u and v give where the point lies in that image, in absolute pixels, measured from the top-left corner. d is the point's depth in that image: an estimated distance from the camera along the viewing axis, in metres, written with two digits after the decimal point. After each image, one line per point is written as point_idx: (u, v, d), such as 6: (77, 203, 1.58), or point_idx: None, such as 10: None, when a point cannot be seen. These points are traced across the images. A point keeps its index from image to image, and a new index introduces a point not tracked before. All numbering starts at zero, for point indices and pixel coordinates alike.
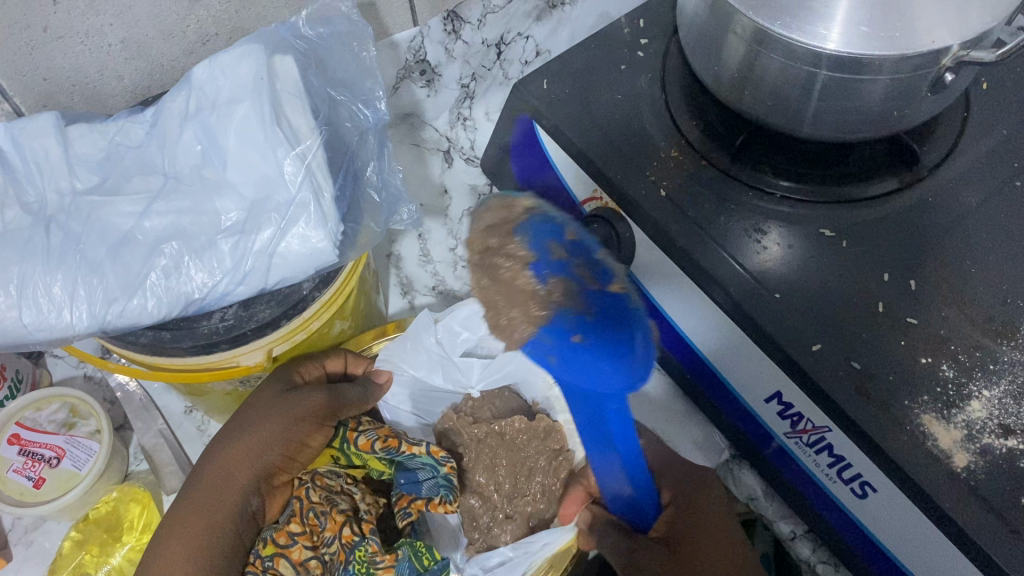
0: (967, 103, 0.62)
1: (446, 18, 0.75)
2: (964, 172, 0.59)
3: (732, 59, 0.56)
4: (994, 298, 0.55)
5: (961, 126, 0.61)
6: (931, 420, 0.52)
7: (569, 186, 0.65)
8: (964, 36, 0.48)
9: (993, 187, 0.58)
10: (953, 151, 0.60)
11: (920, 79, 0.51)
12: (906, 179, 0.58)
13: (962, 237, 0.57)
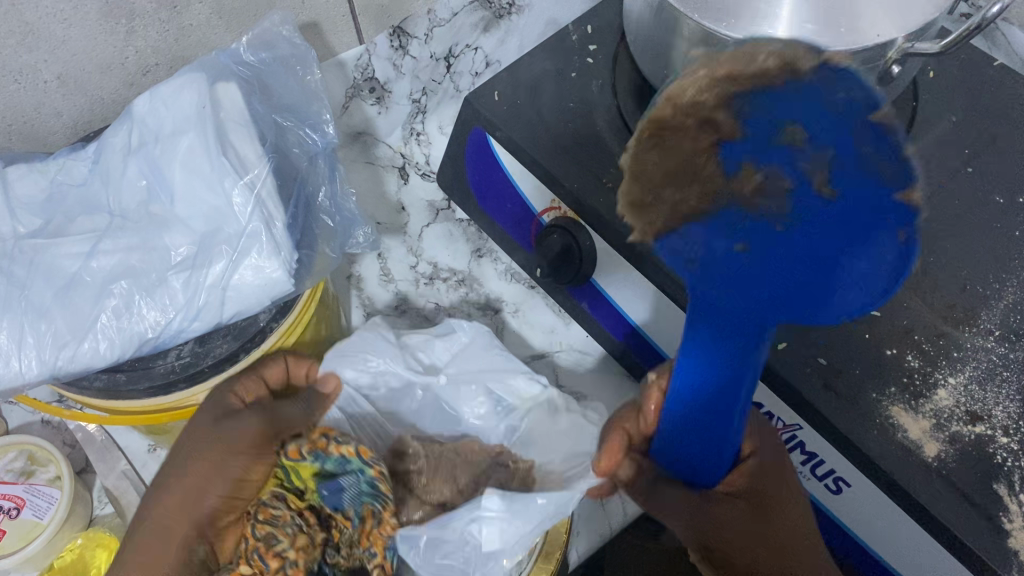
0: (915, 91, 0.62)
1: (391, 34, 0.78)
2: (919, 159, 0.59)
3: (681, 63, 0.55)
4: (954, 285, 0.55)
5: (912, 116, 0.61)
6: (900, 412, 0.52)
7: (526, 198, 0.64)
8: (908, 28, 0.47)
9: (945, 175, 0.59)
10: (907, 139, 0.60)
11: (869, 73, 0.51)
12: None
13: (920, 226, 0.57)
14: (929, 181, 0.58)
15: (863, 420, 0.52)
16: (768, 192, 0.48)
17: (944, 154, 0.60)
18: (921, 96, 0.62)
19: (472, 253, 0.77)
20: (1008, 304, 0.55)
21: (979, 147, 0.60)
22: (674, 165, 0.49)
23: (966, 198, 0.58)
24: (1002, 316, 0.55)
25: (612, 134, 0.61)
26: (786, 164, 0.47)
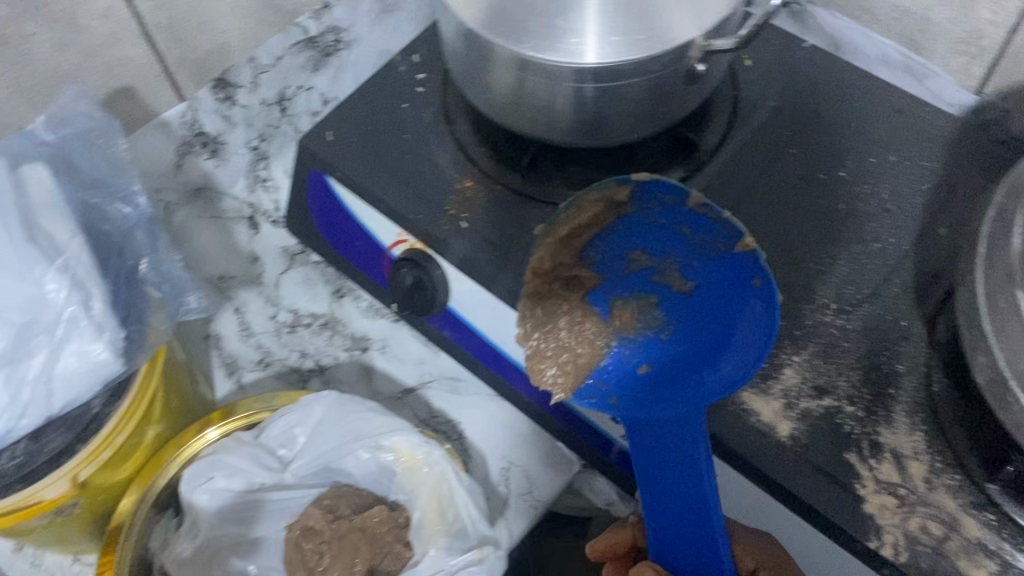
0: (734, 82, 0.65)
1: (214, 88, 0.72)
2: (741, 151, 0.61)
3: (502, 85, 0.56)
4: (789, 266, 0.57)
5: (733, 106, 0.63)
6: (752, 397, 0.54)
7: (370, 231, 0.62)
8: (701, 29, 0.52)
9: (769, 160, 0.61)
10: (730, 132, 0.62)
11: (674, 75, 0.54)
12: (691, 166, 0.60)
13: (752, 212, 0.59)
14: (756, 170, 0.61)
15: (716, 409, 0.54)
16: (658, 290, 0.56)
17: (768, 140, 0.62)
18: (740, 86, 0.64)
19: (334, 295, 0.78)
20: (842, 275, 0.57)
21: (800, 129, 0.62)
22: (563, 311, 0.55)
23: (793, 180, 0.60)
24: (837, 289, 0.57)
25: (447, 162, 0.61)
26: (670, 256, 0.56)
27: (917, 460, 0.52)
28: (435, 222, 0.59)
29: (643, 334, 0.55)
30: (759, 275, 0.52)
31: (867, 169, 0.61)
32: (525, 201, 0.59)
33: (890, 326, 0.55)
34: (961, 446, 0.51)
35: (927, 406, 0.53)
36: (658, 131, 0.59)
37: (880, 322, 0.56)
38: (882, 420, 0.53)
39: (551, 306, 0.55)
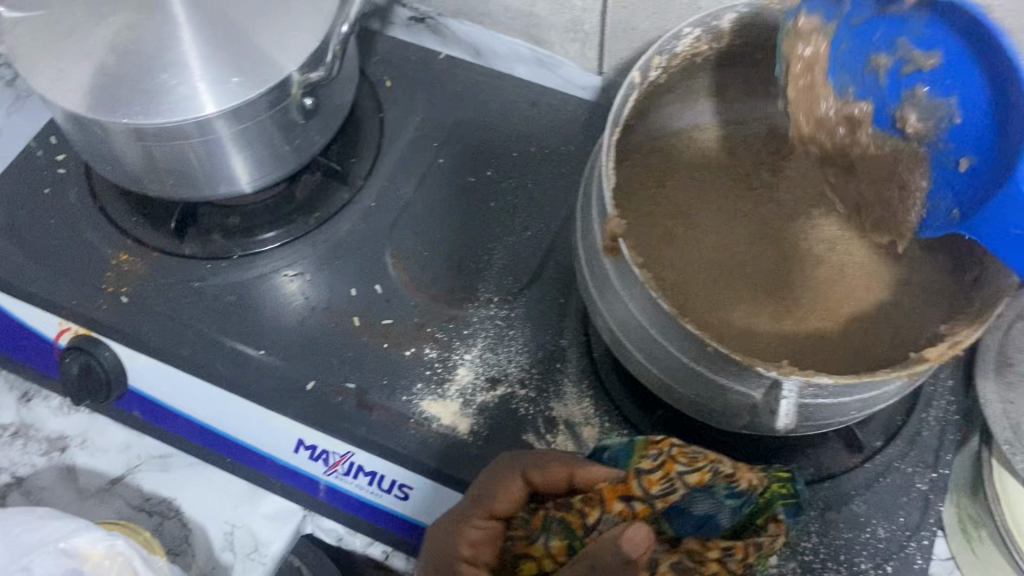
0: (380, 104, 0.68)
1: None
2: (392, 172, 0.65)
3: (130, 160, 0.56)
4: (449, 272, 0.61)
5: (380, 128, 0.67)
6: (430, 404, 0.55)
7: (31, 327, 0.61)
8: (298, 59, 0.54)
9: (420, 174, 0.65)
10: (379, 156, 0.66)
11: (286, 110, 0.56)
12: (346, 194, 0.64)
13: (409, 227, 0.63)
14: (409, 186, 0.65)
15: (396, 426, 0.54)
16: (914, 81, 0.47)
17: (416, 155, 0.66)
18: (384, 108, 0.68)
19: (19, 400, 0.68)
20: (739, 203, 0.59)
21: (445, 136, 0.67)
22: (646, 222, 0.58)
23: (445, 187, 0.65)
24: (497, 282, 0.60)
25: (101, 241, 0.62)
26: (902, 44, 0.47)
27: (588, 424, 0.55)
28: (92, 303, 0.59)
29: (941, 129, 0.47)
30: (915, 53, 0.47)
31: (512, 164, 0.66)
32: (188, 263, 0.61)
33: (549, 304, 0.60)
34: (625, 403, 0.55)
35: (592, 373, 0.57)
36: (302, 168, 0.62)
37: (540, 302, 0.60)
38: (553, 395, 0.56)
39: (228, 358, 0.57)
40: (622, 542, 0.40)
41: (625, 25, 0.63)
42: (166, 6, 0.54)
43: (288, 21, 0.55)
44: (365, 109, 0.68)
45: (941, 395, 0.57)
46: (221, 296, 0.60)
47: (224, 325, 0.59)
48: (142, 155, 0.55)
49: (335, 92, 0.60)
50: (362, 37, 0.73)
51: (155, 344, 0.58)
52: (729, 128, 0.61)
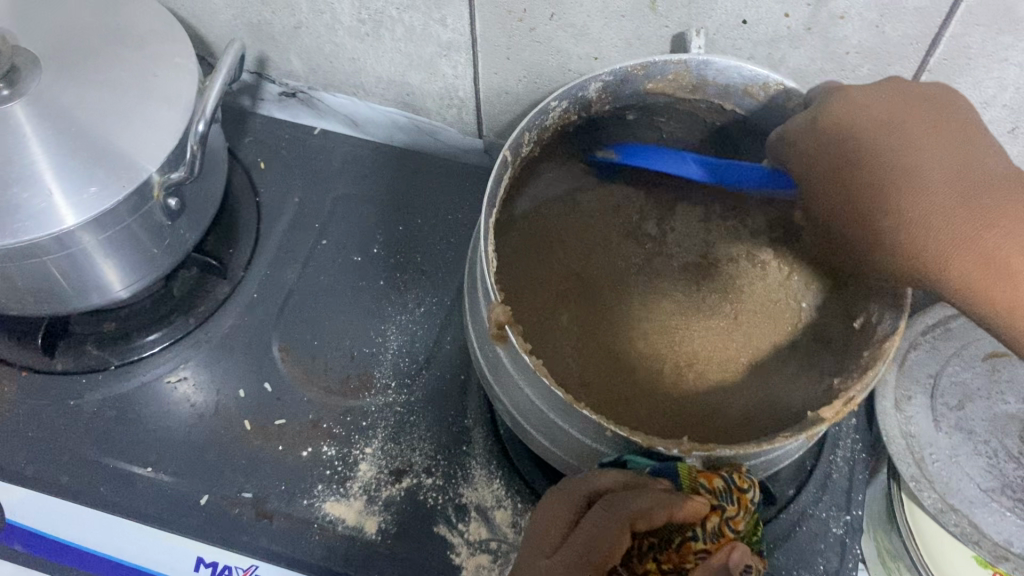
0: (255, 186, 0.66)
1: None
2: (274, 258, 0.63)
3: None
4: (343, 359, 0.58)
5: (257, 214, 0.65)
6: (333, 505, 0.53)
7: None
8: (156, 160, 0.51)
9: (304, 257, 0.63)
10: (259, 243, 0.63)
11: (151, 214, 0.53)
12: (227, 287, 0.61)
13: (297, 315, 0.60)
14: (293, 271, 0.62)
15: (299, 533, 0.52)
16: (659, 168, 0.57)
17: (298, 238, 0.64)
18: (261, 193, 0.66)
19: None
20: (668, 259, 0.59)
21: (327, 216, 0.65)
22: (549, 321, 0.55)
23: (330, 269, 0.62)
24: (393, 365, 0.58)
25: None
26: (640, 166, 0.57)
27: (499, 507, 0.53)
28: None
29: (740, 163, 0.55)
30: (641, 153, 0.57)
31: (398, 238, 0.64)
32: (61, 381, 0.57)
33: (449, 382, 0.58)
34: (535, 480, 0.54)
35: (499, 451, 0.55)
36: (176, 266, 0.59)
37: (438, 382, 0.58)
38: (461, 481, 0.54)
39: (113, 482, 0.54)
40: (731, 564, 0.39)
41: (498, 90, 0.62)
42: (6, 117, 0.51)
43: (143, 119, 0.52)
44: (240, 196, 0.65)
45: (846, 434, 0.57)
46: (101, 412, 0.56)
47: (106, 443, 0.55)
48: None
49: (200, 187, 0.57)
50: (231, 119, 0.71)
51: (31, 475, 0.54)
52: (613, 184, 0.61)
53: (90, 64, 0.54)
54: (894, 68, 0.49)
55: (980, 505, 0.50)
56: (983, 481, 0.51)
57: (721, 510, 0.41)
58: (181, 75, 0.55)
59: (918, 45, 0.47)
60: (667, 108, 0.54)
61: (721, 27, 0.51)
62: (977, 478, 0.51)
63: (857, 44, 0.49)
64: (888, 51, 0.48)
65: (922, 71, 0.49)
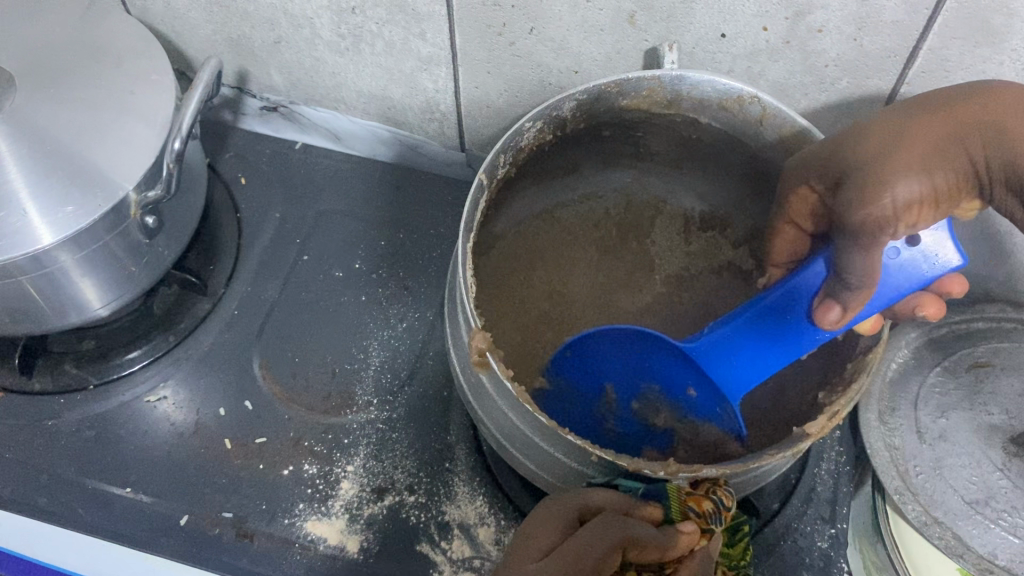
0: (236, 203, 0.66)
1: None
2: (255, 274, 0.62)
3: None
4: (324, 376, 0.58)
5: (238, 230, 0.64)
6: (315, 524, 0.52)
7: None
8: (133, 177, 0.51)
9: (284, 273, 0.62)
10: (239, 260, 0.63)
11: (129, 232, 0.53)
12: (207, 304, 0.60)
13: (277, 331, 0.60)
14: (274, 287, 0.62)
15: (280, 553, 0.51)
16: (631, 408, 0.51)
17: (278, 254, 0.63)
18: (242, 208, 0.66)
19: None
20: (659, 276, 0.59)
21: (308, 231, 0.65)
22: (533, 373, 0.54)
23: (311, 285, 0.62)
24: (374, 382, 0.58)
25: None
26: (615, 392, 0.52)
27: (482, 525, 0.53)
28: None
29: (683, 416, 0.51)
30: (659, 403, 0.51)
31: (380, 253, 0.64)
32: (39, 400, 0.57)
33: (432, 398, 0.57)
34: (518, 495, 0.54)
35: (482, 467, 0.55)
36: (155, 283, 0.59)
37: (420, 398, 0.57)
38: (444, 498, 0.53)
39: (91, 503, 0.53)
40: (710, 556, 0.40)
41: (479, 103, 0.62)
42: None
43: (119, 137, 0.52)
44: (221, 211, 0.65)
45: (831, 446, 0.57)
46: (80, 433, 0.56)
47: (85, 464, 0.55)
48: None
49: (178, 204, 0.57)
50: (212, 133, 0.70)
51: (9, 496, 0.53)
52: (597, 196, 0.60)
53: (66, 81, 0.54)
54: (873, 80, 0.49)
55: (964, 517, 0.50)
56: (967, 493, 0.51)
57: (709, 535, 0.40)
58: (158, 92, 0.54)
59: (897, 57, 0.47)
60: (645, 124, 0.54)
61: (699, 40, 0.51)
62: (961, 490, 0.51)
63: (835, 57, 0.49)
64: (866, 65, 0.48)
65: (901, 83, 0.49)
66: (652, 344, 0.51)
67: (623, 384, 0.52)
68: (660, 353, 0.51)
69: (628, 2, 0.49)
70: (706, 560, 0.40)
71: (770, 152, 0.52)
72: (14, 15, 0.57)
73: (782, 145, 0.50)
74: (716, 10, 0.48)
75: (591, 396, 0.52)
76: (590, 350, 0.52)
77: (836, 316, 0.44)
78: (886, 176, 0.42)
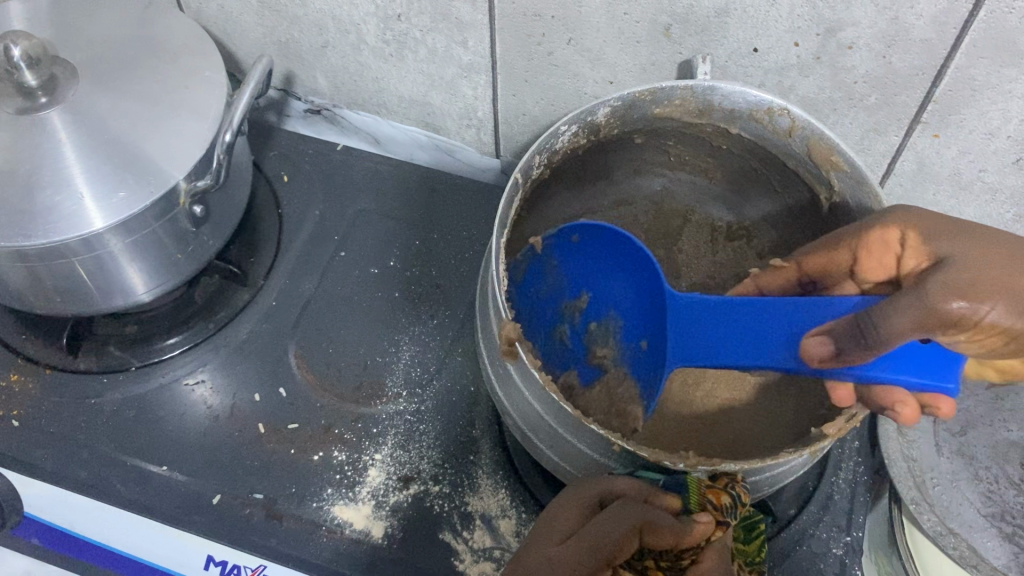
0: (278, 199, 0.68)
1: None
2: (293, 268, 0.65)
3: (14, 280, 0.54)
4: (357, 366, 0.60)
5: (279, 225, 0.67)
6: (342, 508, 0.54)
7: None
8: (185, 167, 0.53)
9: (322, 267, 0.65)
10: (279, 253, 0.65)
11: (177, 220, 0.55)
12: (248, 293, 0.63)
13: (313, 323, 0.62)
14: (311, 280, 0.64)
15: (307, 534, 0.53)
16: (590, 326, 0.56)
17: (316, 249, 0.66)
18: (284, 204, 0.68)
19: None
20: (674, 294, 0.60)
21: (346, 229, 0.67)
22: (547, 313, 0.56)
23: (346, 280, 0.64)
24: (404, 375, 0.60)
25: None
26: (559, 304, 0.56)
27: (504, 517, 0.54)
28: None
29: (596, 365, 0.55)
30: (612, 337, 0.55)
31: (414, 252, 0.66)
32: (83, 379, 0.59)
33: (459, 392, 0.59)
34: (539, 491, 0.55)
35: (506, 462, 0.56)
36: (199, 272, 0.61)
37: (449, 394, 0.59)
38: (468, 489, 0.55)
39: (125, 479, 0.55)
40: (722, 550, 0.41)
41: (516, 111, 0.64)
42: (42, 122, 0.53)
43: (172, 129, 0.54)
44: (263, 207, 0.68)
45: (850, 457, 0.58)
46: (120, 413, 0.58)
47: (124, 442, 0.57)
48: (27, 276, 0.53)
49: (224, 196, 0.59)
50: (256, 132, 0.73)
51: (51, 469, 0.56)
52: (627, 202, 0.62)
53: (125, 75, 0.56)
54: (901, 98, 0.51)
55: (980, 529, 0.50)
56: (983, 506, 0.51)
57: (725, 527, 0.41)
58: (211, 89, 0.57)
59: (925, 76, 0.49)
60: (676, 133, 0.56)
61: (732, 54, 0.52)
62: (978, 503, 0.52)
63: (864, 74, 0.50)
64: (894, 81, 0.50)
65: (928, 102, 0.50)
66: (617, 261, 0.55)
67: (601, 301, 0.56)
68: (602, 284, 0.56)
69: (664, 15, 0.51)
70: (722, 557, 0.41)
71: (797, 164, 0.53)
72: (79, 12, 0.60)
73: (809, 157, 0.52)
74: (749, 24, 0.49)
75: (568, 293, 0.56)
76: (574, 254, 0.56)
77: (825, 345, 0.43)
78: (992, 281, 0.38)
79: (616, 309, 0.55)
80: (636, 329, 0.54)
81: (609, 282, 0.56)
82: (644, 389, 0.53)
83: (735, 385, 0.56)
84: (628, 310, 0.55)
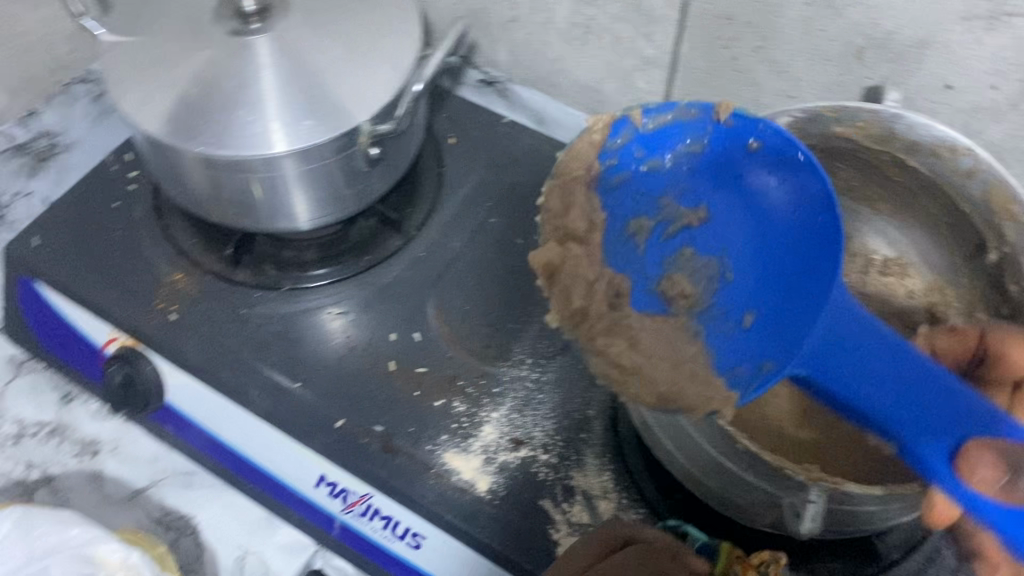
0: (442, 158, 0.71)
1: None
2: (445, 224, 0.67)
3: (197, 185, 0.58)
4: (488, 329, 0.62)
5: (439, 183, 0.70)
6: (452, 457, 0.56)
7: (84, 333, 0.63)
8: (368, 111, 0.56)
9: (473, 229, 0.67)
10: (436, 208, 0.68)
11: (350, 159, 0.58)
12: (399, 240, 0.66)
13: (455, 279, 0.64)
14: (458, 239, 0.66)
15: (417, 473, 0.55)
16: (678, 242, 0.56)
17: (470, 211, 0.68)
18: (445, 164, 0.71)
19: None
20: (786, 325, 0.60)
21: (500, 197, 0.69)
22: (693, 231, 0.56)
23: (492, 245, 0.66)
24: (534, 345, 0.61)
25: (161, 260, 0.65)
26: (665, 188, 0.56)
27: (606, 499, 0.55)
28: (138, 317, 0.61)
29: (714, 298, 0.54)
30: (694, 252, 0.55)
31: None
32: (237, 290, 0.63)
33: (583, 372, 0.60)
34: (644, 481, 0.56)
35: (616, 447, 0.58)
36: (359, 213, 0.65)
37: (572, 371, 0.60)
38: (576, 465, 0.56)
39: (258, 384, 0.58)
40: None
41: None
42: (250, 48, 0.57)
43: (361, 74, 0.57)
44: (424, 164, 0.71)
45: None
46: (264, 329, 0.61)
47: (263, 356, 0.60)
48: (209, 183, 0.57)
49: (396, 146, 0.62)
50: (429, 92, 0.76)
51: (193, 364, 0.59)
52: None
53: (327, 18, 0.60)
54: None
55: None
56: None
57: None
58: (401, 43, 0.60)
59: None
60: (850, 157, 0.55)
61: (924, 86, 0.51)
62: None
63: None
64: None
65: None
66: (742, 208, 0.54)
67: (706, 238, 0.55)
68: (716, 200, 0.55)
69: (861, 36, 0.51)
70: None
71: (971, 209, 0.52)
72: None
73: (986, 204, 0.50)
74: (947, 57, 0.49)
75: (686, 196, 0.55)
76: (753, 157, 0.52)
77: (993, 473, 0.42)
78: None
79: (734, 267, 0.54)
80: (767, 265, 0.52)
81: (721, 216, 0.55)
82: (734, 378, 0.49)
83: (847, 409, 0.56)
84: (744, 216, 0.54)
